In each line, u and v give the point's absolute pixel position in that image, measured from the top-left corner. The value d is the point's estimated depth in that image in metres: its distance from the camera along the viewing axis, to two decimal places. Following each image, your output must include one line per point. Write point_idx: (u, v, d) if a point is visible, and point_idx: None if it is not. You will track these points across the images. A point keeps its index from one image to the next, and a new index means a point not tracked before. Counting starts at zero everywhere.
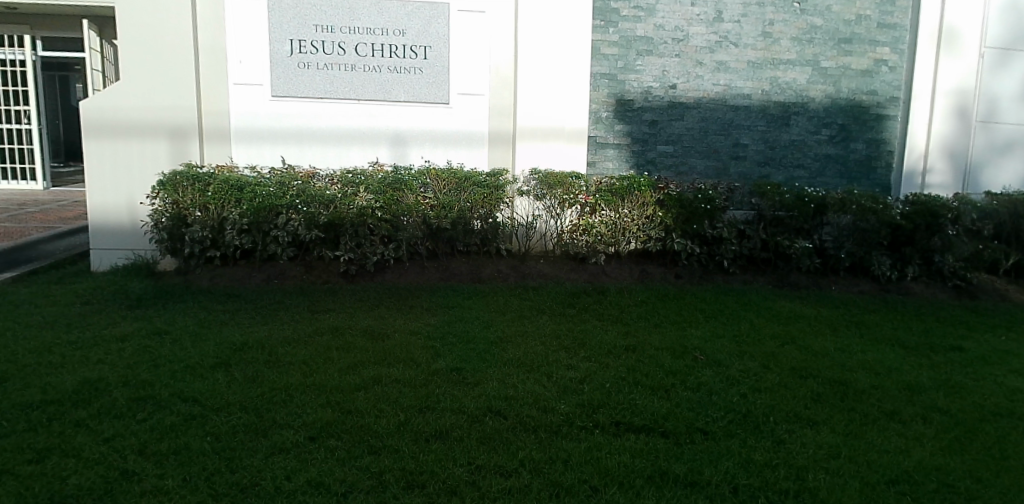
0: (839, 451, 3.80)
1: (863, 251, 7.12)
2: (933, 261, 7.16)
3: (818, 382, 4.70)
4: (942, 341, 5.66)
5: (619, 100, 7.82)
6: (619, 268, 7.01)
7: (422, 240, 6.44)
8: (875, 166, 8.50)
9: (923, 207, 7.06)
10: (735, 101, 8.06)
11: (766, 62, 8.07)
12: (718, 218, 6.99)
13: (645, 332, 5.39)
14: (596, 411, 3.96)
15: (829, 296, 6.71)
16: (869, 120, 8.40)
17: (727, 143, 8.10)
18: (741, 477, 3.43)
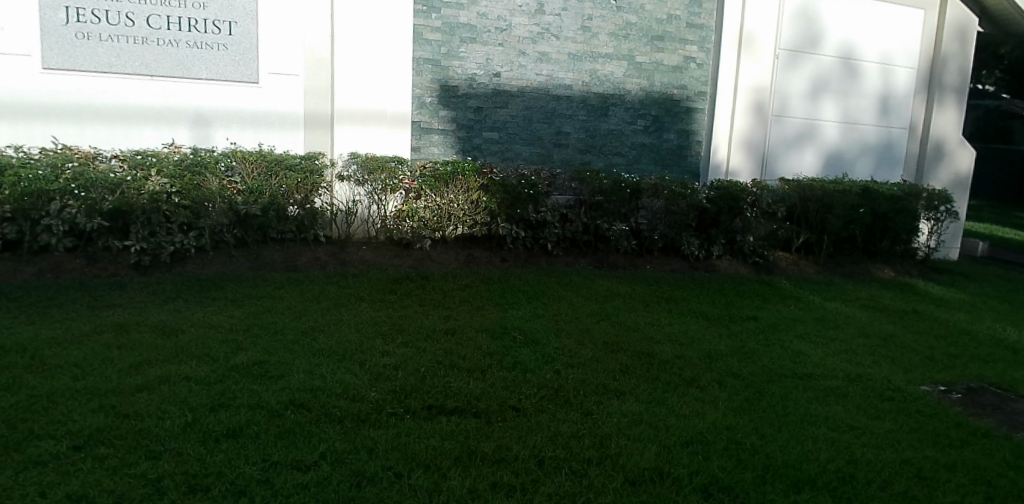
0: (641, 418, 3.99)
1: (674, 233, 7.57)
2: (735, 241, 7.77)
3: (627, 355, 4.95)
4: (740, 312, 6.19)
5: (443, 86, 7.74)
6: (445, 253, 6.96)
7: (229, 227, 6.03)
8: (686, 155, 9.09)
9: (725, 192, 7.63)
10: (556, 91, 8.30)
11: (586, 54, 8.38)
12: (542, 203, 7.14)
13: (466, 314, 5.40)
14: (408, 396, 3.90)
15: (644, 274, 7.09)
16: (679, 112, 8.96)
17: (550, 131, 8.32)
18: (547, 450, 3.50)
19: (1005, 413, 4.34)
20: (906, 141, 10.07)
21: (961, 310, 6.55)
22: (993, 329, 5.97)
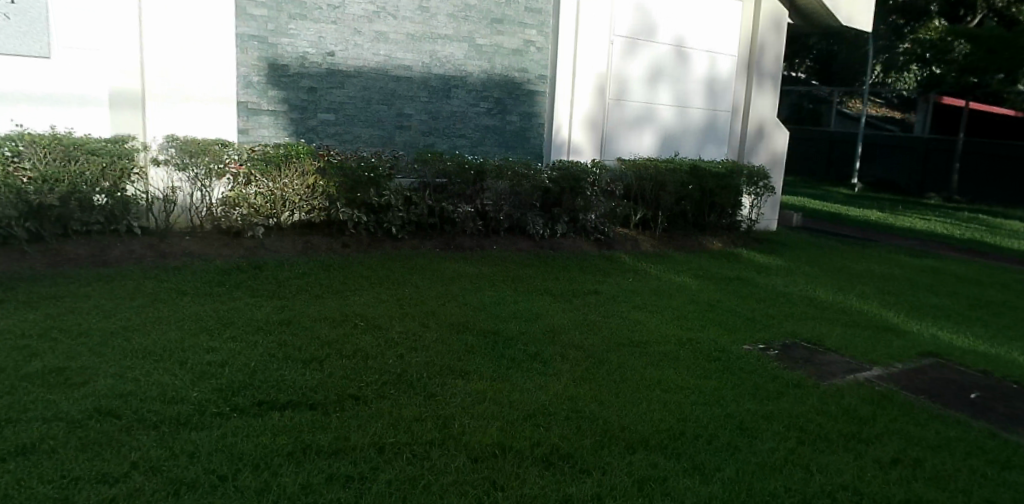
0: (485, 395, 3.96)
1: (519, 213, 7.65)
2: (578, 219, 7.98)
3: (472, 334, 4.91)
4: (582, 287, 6.34)
5: (271, 65, 7.30)
6: (280, 240, 6.58)
7: (20, 220, 5.39)
8: (529, 136, 9.14)
9: (567, 173, 7.80)
10: (395, 72, 8.08)
11: (425, 35, 8.22)
12: (384, 186, 6.93)
13: (303, 304, 5.14)
14: (236, 394, 3.63)
15: (490, 255, 7.09)
16: (521, 94, 9.01)
17: (391, 113, 8.10)
18: (388, 437, 3.40)
19: (814, 365, 4.75)
20: (729, 122, 10.81)
21: (779, 275, 7.11)
22: (805, 290, 6.53)
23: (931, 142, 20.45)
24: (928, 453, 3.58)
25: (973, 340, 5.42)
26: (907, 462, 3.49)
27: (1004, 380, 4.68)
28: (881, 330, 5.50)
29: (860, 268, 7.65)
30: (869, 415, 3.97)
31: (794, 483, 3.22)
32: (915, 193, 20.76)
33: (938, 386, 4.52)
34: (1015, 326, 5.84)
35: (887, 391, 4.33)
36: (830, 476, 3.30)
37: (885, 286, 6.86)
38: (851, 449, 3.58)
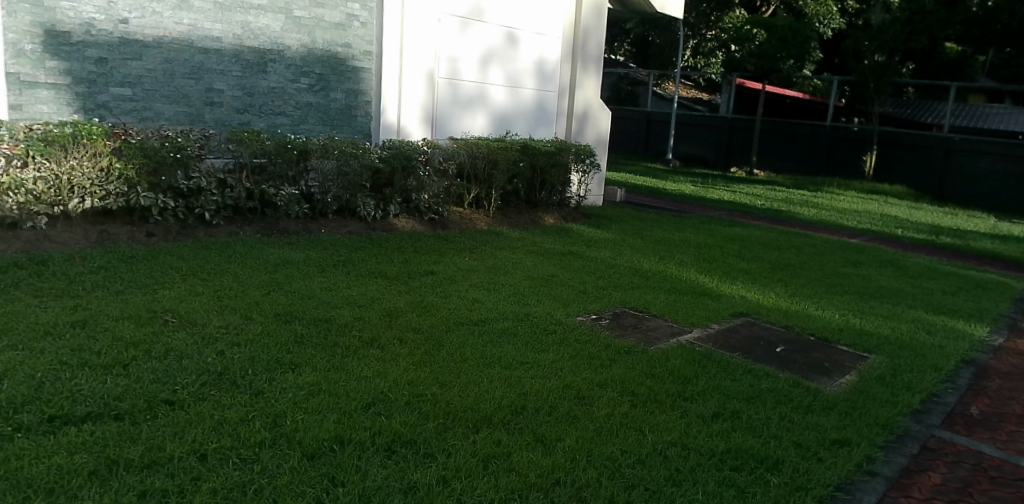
0: (319, 387, 3.71)
1: (348, 194, 7.30)
2: (411, 199, 7.78)
3: (301, 323, 4.59)
4: (418, 268, 6.15)
5: (48, 31, 6.40)
6: (69, 231, 5.78)
7: None
8: (355, 114, 8.69)
9: (398, 151, 7.52)
10: (203, 44, 7.37)
11: (235, 4, 7.56)
12: (194, 167, 6.37)
13: (101, 302, 4.53)
14: (19, 411, 3.12)
15: (318, 239, 6.72)
16: (346, 71, 8.55)
17: (199, 88, 7.41)
18: (210, 442, 3.07)
19: (642, 331, 4.97)
20: (557, 101, 11.04)
21: (607, 247, 7.41)
22: (631, 261, 6.84)
23: (734, 122, 22.78)
24: (744, 405, 3.87)
25: (777, 298, 5.96)
26: (728, 415, 3.74)
27: (802, 333, 5.20)
28: (699, 294, 5.89)
29: (678, 238, 8.18)
30: (692, 374, 4.22)
31: (631, 445, 3.33)
32: (722, 168, 22.99)
33: (749, 343, 4.91)
34: (809, 284, 6.52)
35: (708, 351, 4.63)
36: (662, 435, 3.46)
37: (700, 253, 7.38)
38: (679, 408, 3.77)
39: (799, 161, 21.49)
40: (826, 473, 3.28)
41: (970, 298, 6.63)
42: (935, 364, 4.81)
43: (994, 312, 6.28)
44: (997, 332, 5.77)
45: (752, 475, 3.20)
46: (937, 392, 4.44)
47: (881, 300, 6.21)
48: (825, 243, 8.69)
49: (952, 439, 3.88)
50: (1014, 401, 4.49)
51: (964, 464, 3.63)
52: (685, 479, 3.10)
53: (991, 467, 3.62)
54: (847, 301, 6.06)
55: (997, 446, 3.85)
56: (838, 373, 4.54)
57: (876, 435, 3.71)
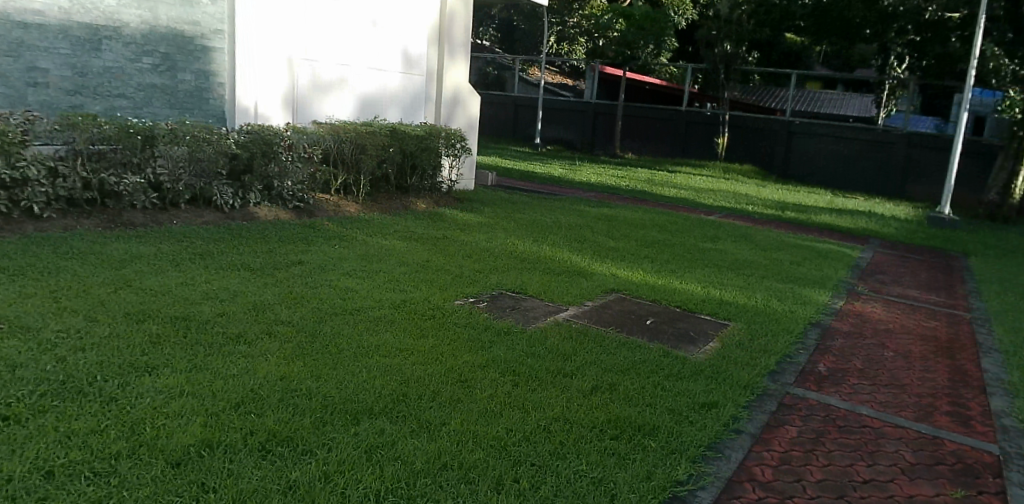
0: (180, 389, 3.41)
1: (202, 182, 6.84)
2: (272, 186, 7.38)
3: (156, 323, 4.21)
4: (285, 258, 5.83)
5: None
6: None
7: None
8: (207, 97, 8.04)
9: (257, 136, 7.13)
10: (22, 18, 6.63)
11: None
12: (19, 155, 5.68)
13: None
14: None
15: (170, 231, 6.20)
16: (195, 51, 7.86)
17: (20, 67, 6.68)
18: (55, 458, 2.75)
19: (520, 311, 4.97)
20: (425, 86, 10.86)
21: (481, 230, 7.40)
22: (506, 243, 6.87)
23: (598, 107, 23.58)
24: (621, 376, 3.99)
25: (646, 274, 6.21)
26: (606, 386, 3.84)
27: (669, 306, 5.44)
28: (573, 273, 6.02)
29: (550, 219, 8.32)
30: (571, 350, 4.29)
31: (515, 424, 3.33)
32: (588, 150, 23.76)
33: (622, 317, 5.07)
34: (674, 260, 6.85)
35: (584, 327, 4.72)
36: (545, 411, 3.49)
37: (572, 234, 7.55)
38: (559, 383, 3.82)
39: (659, 144, 22.61)
40: (698, 435, 3.46)
41: (813, 267, 7.22)
42: (788, 328, 5.21)
43: (834, 278, 6.90)
44: (837, 296, 6.34)
45: (631, 443, 3.31)
46: (790, 353, 4.81)
47: (738, 272, 6.64)
48: (686, 221, 9.17)
49: (805, 394, 4.21)
50: (854, 357, 4.96)
51: (816, 416, 3.95)
52: (569, 453, 3.16)
53: (838, 417, 3.97)
54: (708, 274, 6.42)
55: (842, 398, 4.23)
56: (704, 341, 4.80)
57: (740, 396, 3.96)
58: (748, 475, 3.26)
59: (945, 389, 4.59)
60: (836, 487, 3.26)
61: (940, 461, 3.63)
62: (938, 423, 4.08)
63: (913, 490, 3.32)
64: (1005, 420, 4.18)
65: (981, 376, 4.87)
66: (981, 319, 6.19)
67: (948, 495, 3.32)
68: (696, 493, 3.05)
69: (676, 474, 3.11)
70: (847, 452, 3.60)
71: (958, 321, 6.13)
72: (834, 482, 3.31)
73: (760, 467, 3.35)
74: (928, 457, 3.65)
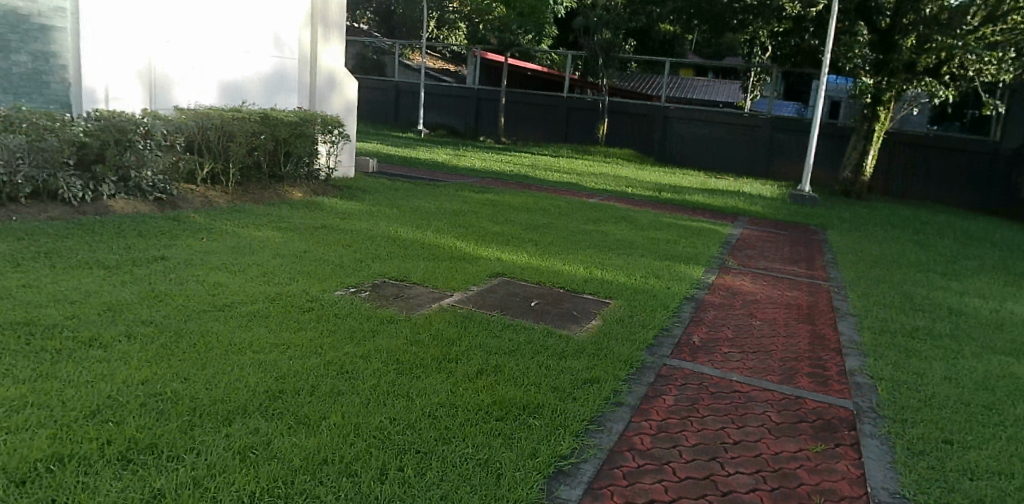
0: (24, 402, 3.09)
1: (46, 175, 6.23)
2: (129, 177, 6.84)
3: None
4: (145, 254, 5.44)
5: None
6: None
7: None
8: (47, 81, 7.41)
9: (109, 124, 6.57)
10: None
11: None
12: None
13: None
14: None
15: (2, 228, 5.62)
16: (30, 30, 7.26)
17: None
18: None
19: (403, 299, 4.87)
20: (299, 71, 10.37)
21: (362, 219, 7.21)
22: (387, 231, 6.72)
23: (480, 92, 23.70)
24: (505, 358, 3.99)
25: (529, 257, 6.27)
26: (490, 369, 3.83)
27: (552, 287, 5.52)
28: (457, 259, 5.98)
29: (434, 206, 8.23)
30: (454, 335, 4.24)
31: (398, 412, 3.26)
32: (472, 137, 23.77)
33: (507, 301, 5.08)
34: (556, 242, 6.96)
35: (469, 311, 4.69)
36: (429, 398, 3.44)
37: (456, 220, 7.50)
38: (443, 369, 3.78)
39: (542, 129, 23.01)
40: (581, 411, 3.52)
41: (688, 245, 7.55)
42: (664, 304, 5.42)
43: (707, 255, 7.25)
44: (710, 272, 6.67)
45: (516, 423, 3.32)
46: (667, 326, 5.01)
47: (618, 252, 6.84)
48: (569, 204, 9.34)
49: (680, 365, 4.40)
50: (725, 327, 5.23)
51: (690, 385, 4.14)
52: (454, 437, 3.12)
53: (710, 384, 4.18)
54: (590, 255, 6.57)
55: (714, 366, 4.45)
56: (586, 320, 4.90)
57: (620, 370, 4.08)
58: (628, 445, 3.37)
59: (806, 352, 4.93)
60: (709, 450, 3.43)
61: (802, 419, 3.89)
62: (800, 384, 4.37)
63: (778, 448, 3.54)
64: (858, 377, 4.53)
65: (837, 339, 5.27)
66: (837, 287, 6.70)
67: (808, 449, 3.57)
68: (579, 466, 3.11)
69: (560, 449, 3.16)
70: (719, 416, 3.79)
71: (817, 290, 6.60)
72: (707, 445, 3.48)
73: (639, 437, 3.47)
74: (791, 416, 3.91)
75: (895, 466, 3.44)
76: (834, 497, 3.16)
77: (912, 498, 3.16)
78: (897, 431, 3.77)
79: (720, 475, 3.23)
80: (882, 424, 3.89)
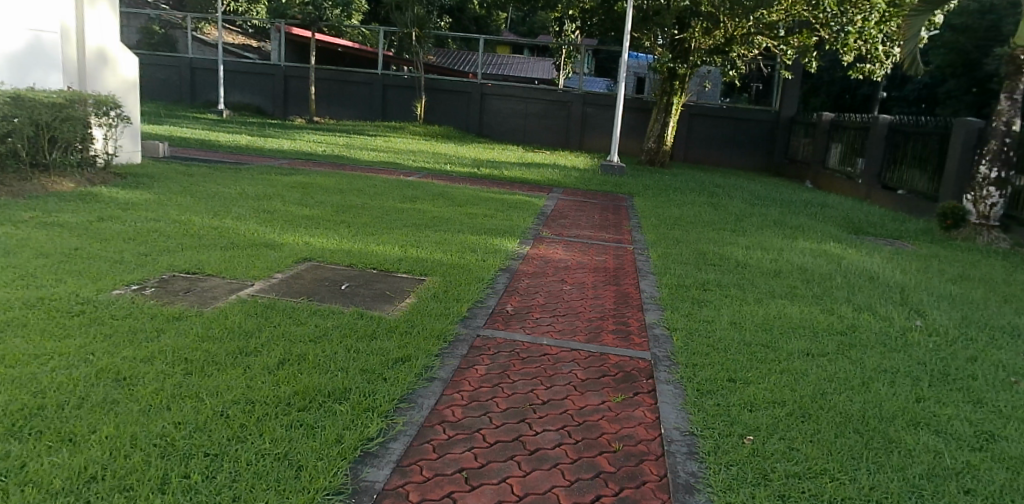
0: None
1: None
2: None
3: None
4: None
5: None
6: None
7: None
8: None
9: None
10: None
11: None
12: None
13: None
14: None
15: None
16: None
17: None
18: None
19: (196, 293, 4.51)
20: (56, 42, 8.87)
21: (148, 209, 6.58)
22: (180, 221, 6.20)
23: (288, 70, 22.69)
24: (310, 346, 3.83)
25: (339, 240, 6.07)
26: (293, 359, 3.65)
27: (364, 269, 5.38)
28: (259, 246, 5.65)
29: (235, 191, 7.72)
30: (255, 327, 3.99)
31: (185, 415, 3.01)
32: (281, 116, 22.82)
33: (315, 286, 4.88)
34: (369, 222, 6.80)
35: (272, 300, 4.44)
36: (222, 396, 3.21)
37: (260, 205, 7.09)
38: (240, 364, 3.55)
39: (356, 108, 22.56)
40: (391, 390, 3.47)
41: (503, 218, 7.70)
42: (478, 277, 5.49)
43: (521, 227, 7.44)
44: (524, 242, 6.86)
45: (320, 411, 3.19)
46: (480, 298, 5.08)
47: (433, 228, 6.84)
48: (384, 183, 9.17)
49: (492, 334, 4.48)
50: (537, 294, 5.41)
51: (503, 352, 4.22)
52: (250, 434, 2.94)
53: (521, 350, 4.29)
54: (404, 234, 6.48)
55: (525, 332, 4.59)
56: (398, 299, 4.83)
57: (432, 346, 4.07)
58: (439, 418, 3.36)
59: (611, 311, 5.24)
60: (518, 413, 3.51)
61: (605, 374, 4.12)
62: (605, 342, 4.63)
63: (583, 403, 3.71)
64: (656, 329, 4.89)
65: (639, 296, 5.64)
66: (640, 249, 7.16)
67: (610, 401, 3.78)
68: (388, 445, 3.05)
69: (366, 431, 3.08)
70: (529, 380, 3.91)
71: (623, 253, 7.01)
72: (516, 409, 3.56)
73: (451, 408, 3.47)
74: (595, 372, 4.12)
75: (685, 406, 3.74)
76: (631, 442, 3.37)
77: (698, 433, 3.45)
78: (687, 375, 4.09)
79: (528, 435, 3.32)
80: (675, 370, 4.21)
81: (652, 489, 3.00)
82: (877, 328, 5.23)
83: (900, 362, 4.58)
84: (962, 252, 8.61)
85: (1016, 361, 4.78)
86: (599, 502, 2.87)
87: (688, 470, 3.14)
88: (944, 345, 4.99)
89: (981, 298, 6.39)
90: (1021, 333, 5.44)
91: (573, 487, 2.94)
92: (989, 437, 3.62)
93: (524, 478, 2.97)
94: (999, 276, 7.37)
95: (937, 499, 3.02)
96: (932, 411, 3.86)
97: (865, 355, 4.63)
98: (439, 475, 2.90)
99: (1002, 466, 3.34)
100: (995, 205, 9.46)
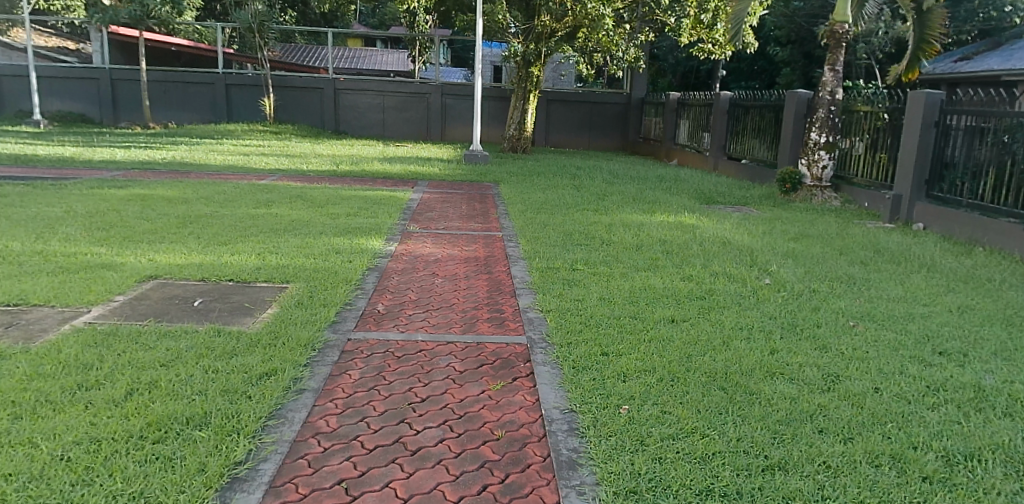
0: None
1: None
2: None
3: None
4: None
5: None
6: None
7: None
8: None
9: None
10: None
11: None
12: None
13: None
14: None
15: None
16: None
17: None
18: None
19: (20, 327, 4.02)
20: None
21: None
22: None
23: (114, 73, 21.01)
24: (161, 372, 3.52)
25: (188, 253, 5.64)
26: (143, 388, 3.34)
27: (218, 282, 5.03)
28: (95, 267, 5.15)
29: (61, 209, 6.99)
30: (94, 358, 3.61)
31: (16, 465, 2.67)
32: (111, 123, 21.17)
33: (162, 306, 4.50)
34: (221, 232, 6.39)
35: (112, 327, 4.05)
36: (60, 439, 2.87)
37: (92, 223, 6.45)
38: (79, 400, 3.20)
39: (197, 111, 21.22)
40: (256, 409, 3.25)
41: (367, 216, 7.49)
42: (346, 279, 5.29)
43: (388, 223, 7.28)
44: (392, 239, 6.70)
45: (178, 441, 2.94)
46: (349, 301, 4.90)
47: (293, 233, 6.53)
48: (234, 189, 8.64)
49: (364, 336, 4.32)
50: (408, 291, 5.29)
51: (377, 354, 4.09)
52: (97, 477, 2.66)
53: (396, 349, 4.17)
54: (260, 241, 6.14)
55: (399, 330, 4.48)
56: (259, 310, 4.56)
57: (299, 355, 3.88)
58: (313, 430, 3.19)
59: (485, 299, 5.23)
60: (397, 414, 3.41)
61: (482, 363, 4.09)
62: (481, 331, 4.61)
63: (462, 395, 3.67)
64: (529, 313, 4.92)
65: (510, 282, 5.67)
66: (509, 235, 7.20)
67: (489, 389, 3.75)
68: (258, 467, 2.84)
69: (233, 456, 2.86)
70: (406, 379, 3.80)
71: (491, 241, 7.03)
72: (395, 410, 3.45)
73: (324, 419, 3.30)
74: (473, 362, 4.09)
75: (563, 385, 3.78)
76: (514, 427, 3.37)
77: (577, 409, 3.50)
78: (562, 354, 4.15)
79: (408, 436, 3.22)
80: (551, 351, 4.25)
81: (537, 470, 3.01)
82: (731, 289, 5.56)
83: (754, 318, 4.90)
84: (800, 212, 9.36)
85: (851, 306, 5.24)
86: (485, 492, 2.84)
87: (570, 446, 3.17)
88: (791, 299, 5.38)
89: (819, 252, 6.95)
90: (855, 281, 5.98)
91: (458, 481, 2.89)
92: (835, 379, 3.93)
93: (408, 479, 2.88)
94: (832, 231, 8.07)
95: (795, 440, 3.24)
96: (785, 361, 4.15)
97: (723, 316, 4.91)
98: (317, 490, 2.75)
99: (848, 403, 3.64)
100: (825, 168, 10.36)
